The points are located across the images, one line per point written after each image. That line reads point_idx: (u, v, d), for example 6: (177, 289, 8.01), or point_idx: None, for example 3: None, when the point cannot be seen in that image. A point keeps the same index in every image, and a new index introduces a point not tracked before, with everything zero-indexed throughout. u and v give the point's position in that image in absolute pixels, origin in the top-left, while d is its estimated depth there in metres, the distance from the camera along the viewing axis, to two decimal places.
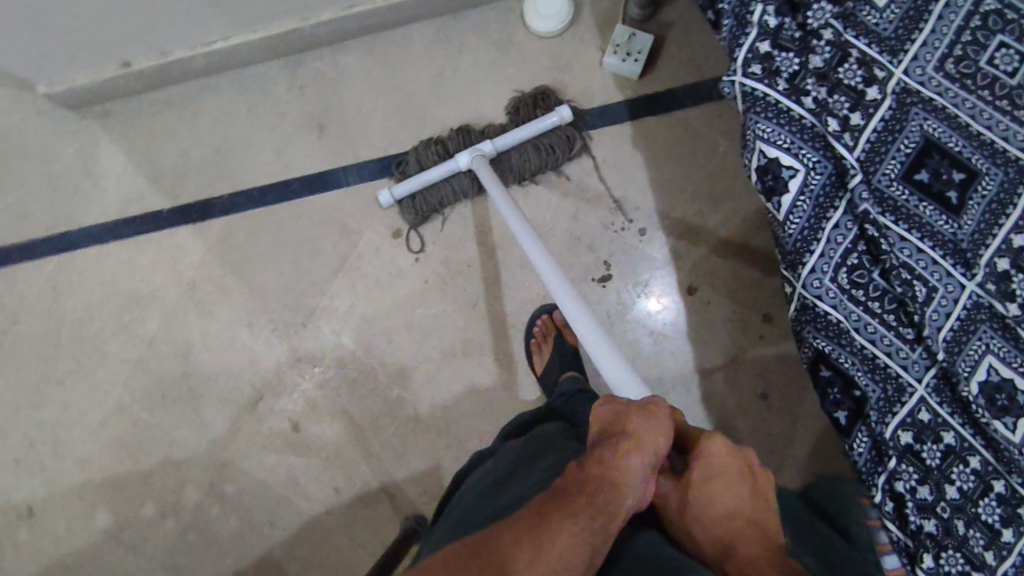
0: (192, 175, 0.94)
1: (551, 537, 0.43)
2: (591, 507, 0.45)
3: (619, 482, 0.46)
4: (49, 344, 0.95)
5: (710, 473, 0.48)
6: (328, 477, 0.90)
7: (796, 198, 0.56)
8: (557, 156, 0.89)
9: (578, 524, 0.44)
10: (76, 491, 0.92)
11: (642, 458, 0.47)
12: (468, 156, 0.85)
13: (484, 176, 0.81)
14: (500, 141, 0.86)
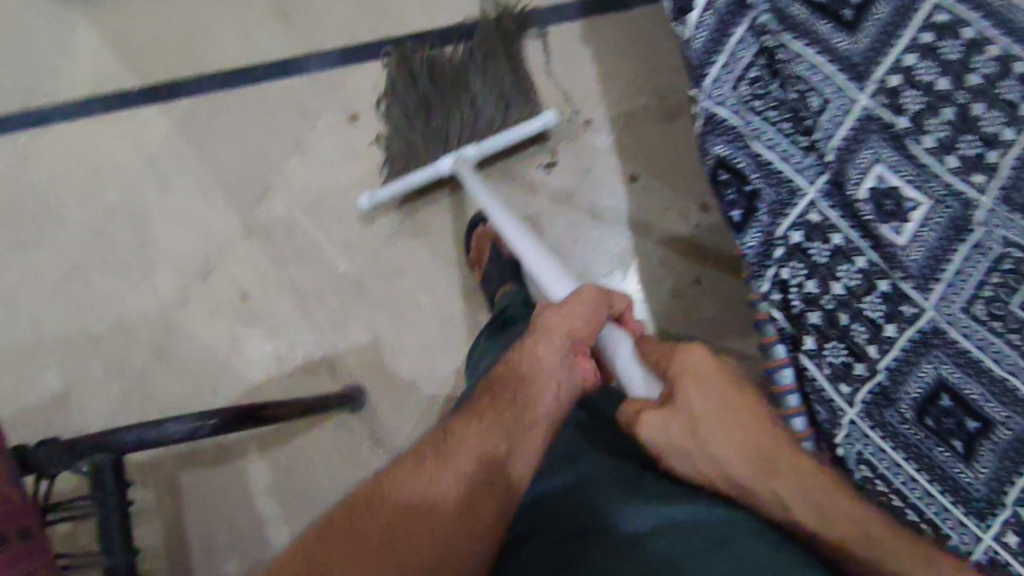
0: (162, 57, 0.99)
1: (481, 434, 0.55)
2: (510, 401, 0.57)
3: (542, 374, 0.58)
4: (10, 211, 0.98)
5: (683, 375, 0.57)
6: (272, 345, 0.93)
7: (702, 14, 0.60)
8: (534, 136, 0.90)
9: (506, 422, 0.56)
10: (28, 350, 0.95)
11: (550, 342, 0.59)
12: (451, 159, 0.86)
13: (472, 181, 0.83)
14: (484, 143, 0.86)
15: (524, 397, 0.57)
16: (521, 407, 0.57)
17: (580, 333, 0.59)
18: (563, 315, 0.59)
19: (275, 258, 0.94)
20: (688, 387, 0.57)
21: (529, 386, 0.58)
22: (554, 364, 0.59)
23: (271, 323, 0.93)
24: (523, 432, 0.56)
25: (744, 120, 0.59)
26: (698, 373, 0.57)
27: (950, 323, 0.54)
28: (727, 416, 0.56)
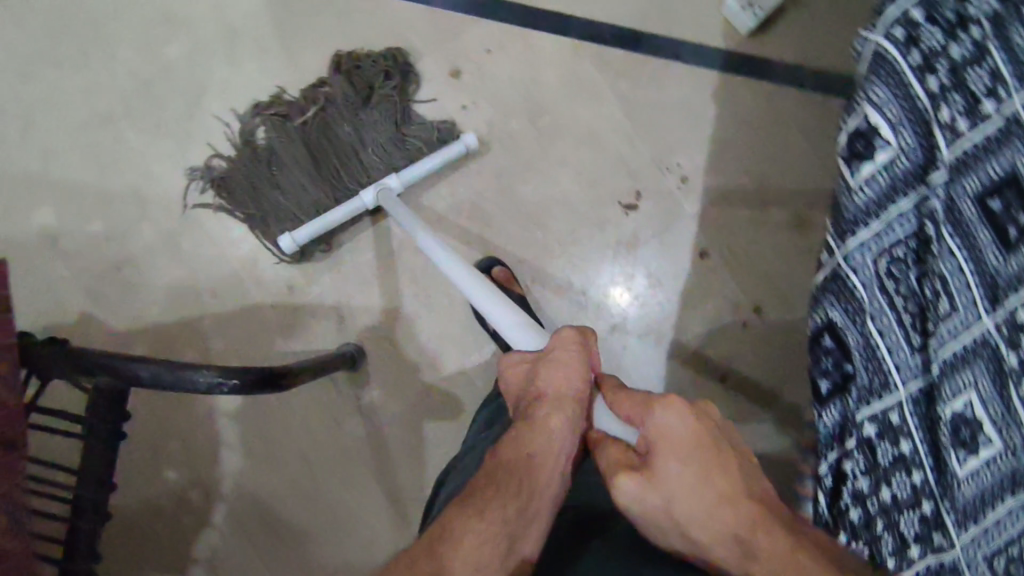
0: None
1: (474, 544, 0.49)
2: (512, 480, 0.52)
3: (554, 448, 0.52)
4: (60, 21, 0.89)
5: (668, 441, 0.50)
6: (286, 275, 0.88)
7: (877, 170, 0.55)
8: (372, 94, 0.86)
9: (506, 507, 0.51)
10: (32, 178, 0.88)
11: (560, 416, 0.53)
12: (374, 190, 0.81)
13: (395, 206, 0.77)
14: (406, 172, 0.83)
15: (522, 471, 0.52)
16: (519, 482, 0.52)
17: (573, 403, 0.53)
18: (545, 374, 0.54)
19: None
20: (674, 452, 0.50)
21: (526, 459, 0.52)
22: (553, 441, 0.52)
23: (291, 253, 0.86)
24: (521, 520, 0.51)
25: (872, 296, 0.57)
26: (677, 436, 0.50)
27: (969, 564, 0.54)
28: (705, 486, 0.50)
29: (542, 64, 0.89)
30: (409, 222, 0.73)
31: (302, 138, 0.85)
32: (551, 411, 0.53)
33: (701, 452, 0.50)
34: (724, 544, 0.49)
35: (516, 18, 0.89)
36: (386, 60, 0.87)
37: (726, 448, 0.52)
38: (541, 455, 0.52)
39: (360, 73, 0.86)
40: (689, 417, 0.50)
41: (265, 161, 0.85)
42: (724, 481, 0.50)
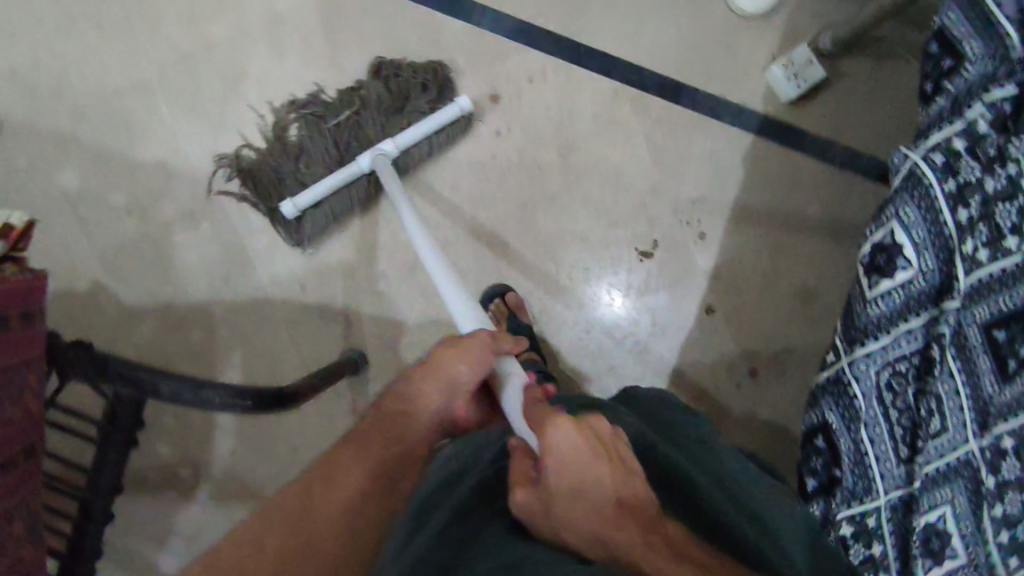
0: None
1: (347, 470, 0.54)
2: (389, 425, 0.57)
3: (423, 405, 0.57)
4: None
5: (549, 449, 0.42)
6: (300, 272, 0.89)
7: (893, 287, 0.57)
8: (410, 105, 0.84)
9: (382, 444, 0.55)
10: (56, 139, 0.88)
11: (437, 385, 0.56)
12: (370, 155, 0.80)
13: (387, 177, 0.77)
14: (403, 136, 0.81)
15: (399, 418, 0.57)
16: (393, 424, 0.57)
17: (466, 381, 0.55)
18: (449, 356, 0.55)
19: None
20: (565, 459, 0.42)
21: (406, 408, 0.57)
22: (431, 400, 0.57)
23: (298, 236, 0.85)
24: (391, 458, 0.55)
25: (868, 405, 0.60)
26: (565, 446, 0.42)
27: None
28: (586, 480, 0.42)
29: (583, 99, 0.90)
30: (398, 194, 0.74)
31: (335, 142, 0.83)
32: (436, 383, 0.56)
33: (591, 447, 0.43)
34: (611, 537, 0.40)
35: (563, 50, 0.89)
36: (426, 72, 0.85)
37: (620, 457, 0.44)
38: (418, 413, 0.57)
39: (398, 82, 0.84)
40: (574, 427, 0.43)
41: (293, 160, 0.83)
42: (609, 476, 0.42)
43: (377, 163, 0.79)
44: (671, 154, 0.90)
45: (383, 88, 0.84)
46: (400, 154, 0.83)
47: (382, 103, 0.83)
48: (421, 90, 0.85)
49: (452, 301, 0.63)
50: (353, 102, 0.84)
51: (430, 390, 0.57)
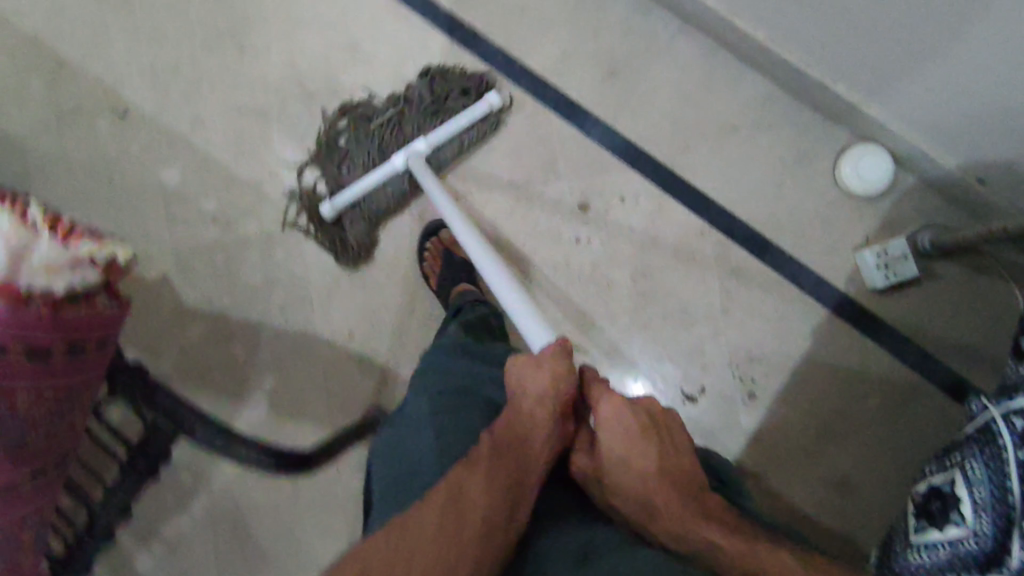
0: (487, 8, 0.92)
1: (473, 502, 0.49)
2: (508, 460, 0.52)
3: (531, 435, 0.54)
4: (258, 12, 0.94)
5: (613, 426, 0.55)
6: (352, 319, 0.91)
7: (940, 540, 0.56)
8: (446, 105, 0.89)
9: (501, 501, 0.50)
10: (172, 136, 0.94)
11: (543, 407, 0.55)
12: (404, 155, 0.85)
13: (426, 181, 0.81)
14: (434, 134, 0.85)
15: (512, 460, 0.53)
16: (509, 454, 0.53)
17: (555, 394, 0.55)
18: (531, 379, 0.56)
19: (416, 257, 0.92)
20: (619, 437, 0.55)
21: (517, 445, 0.53)
22: (541, 420, 0.55)
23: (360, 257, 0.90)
24: (513, 496, 0.50)
25: None
26: (612, 422, 0.55)
27: None
28: (641, 454, 0.54)
29: (666, 230, 0.90)
30: (445, 206, 0.77)
31: (380, 146, 0.88)
32: (535, 404, 0.55)
33: (648, 428, 0.55)
34: (666, 495, 0.52)
35: (660, 179, 0.90)
36: (467, 80, 0.90)
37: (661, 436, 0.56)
38: (528, 444, 0.54)
39: (439, 85, 0.89)
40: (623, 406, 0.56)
41: (338, 164, 0.90)
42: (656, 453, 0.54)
43: (411, 162, 0.84)
44: (740, 307, 0.89)
45: (420, 86, 0.90)
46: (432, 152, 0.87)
47: (421, 103, 0.89)
48: (460, 93, 0.89)
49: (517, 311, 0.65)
50: (398, 105, 0.90)
51: (531, 406, 0.55)
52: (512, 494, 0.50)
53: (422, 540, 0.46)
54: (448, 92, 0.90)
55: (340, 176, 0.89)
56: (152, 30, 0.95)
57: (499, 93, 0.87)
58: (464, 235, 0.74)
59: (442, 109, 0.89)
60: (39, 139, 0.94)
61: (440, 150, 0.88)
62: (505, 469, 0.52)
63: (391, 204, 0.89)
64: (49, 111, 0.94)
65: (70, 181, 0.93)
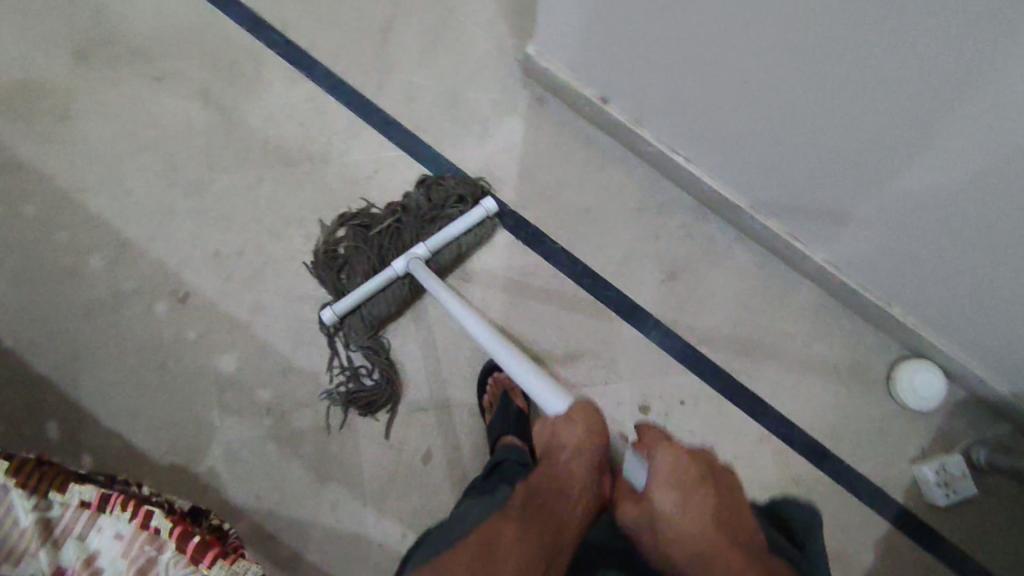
0: (553, 206, 0.96)
1: (508, 547, 0.51)
2: (542, 512, 0.55)
3: (564, 489, 0.57)
4: (327, 202, 0.96)
5: (664, 480, 0.51)
6: (407, 520, 0.89)
7: None
8: (444, 210, 0.93)
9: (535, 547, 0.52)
10: (232, 321, 0.93)
11: (575, 459, 0.58)
12: (403, 260, 0.87)
13: (429, 281, 0.83)
14: (432, 239, 0.88)
15: (547, 507, 0.56)
16: (542, 506, 0.56)
17: (587, 446, 0.58)
18: (561, 433, 0.59)
19: (476, 452, 0.91)
20: (669, 489, 0.50)
21: (551, 495, 0.57)
22: (577, 482, 0.58)
23: (389, 403, 0.91)
24: (548, 543, 0.53)
25: None
26: (664, 473, 0.51)
27: None
28: (693, 509, 0.49)
29: (727, 436, 0.90)
30: (448, 297, 0.80)
31: (379, 253, 0.91)
32: (568, 458, 0.58)
33: (699, 478, 0.51)
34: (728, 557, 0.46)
35: (720, 383, 0.92)
36: (462, 187, 0.94)
37: (714, 489, 0.50)
38: (562, 498, 0.57)
39: (436, 194, 0.94)
40: (670, 458, 0.51)
41: (338, 273, 0.92)
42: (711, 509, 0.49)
43: (411, 265, 0.86)
44: None
45: (417, 193, 0.94)
46: (432, 256, 0.89)
47: (419, 210, 0.93)
48: (456, 201, 0.94)
49: (534, 386, 0.65)
50: (396, 215, 0.94)
51: (570, 466, 0.58)
52: (546, 553, 0.52)
53: None
54: (445, 198, 0.94)
55: (341, 283, 0.91)
56: (218, 214, 0.96)
57: (492, 196, 0.92)
58: (471, 323, 0.76)
59: (440, 213, 0.93)
60: (92, 319, 0.92)
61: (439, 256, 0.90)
62: (537, 516, 0.55)
63: (392, 309, 0.90)
64: (106, 291, 0.93)
65: (120, 363, 0.91)
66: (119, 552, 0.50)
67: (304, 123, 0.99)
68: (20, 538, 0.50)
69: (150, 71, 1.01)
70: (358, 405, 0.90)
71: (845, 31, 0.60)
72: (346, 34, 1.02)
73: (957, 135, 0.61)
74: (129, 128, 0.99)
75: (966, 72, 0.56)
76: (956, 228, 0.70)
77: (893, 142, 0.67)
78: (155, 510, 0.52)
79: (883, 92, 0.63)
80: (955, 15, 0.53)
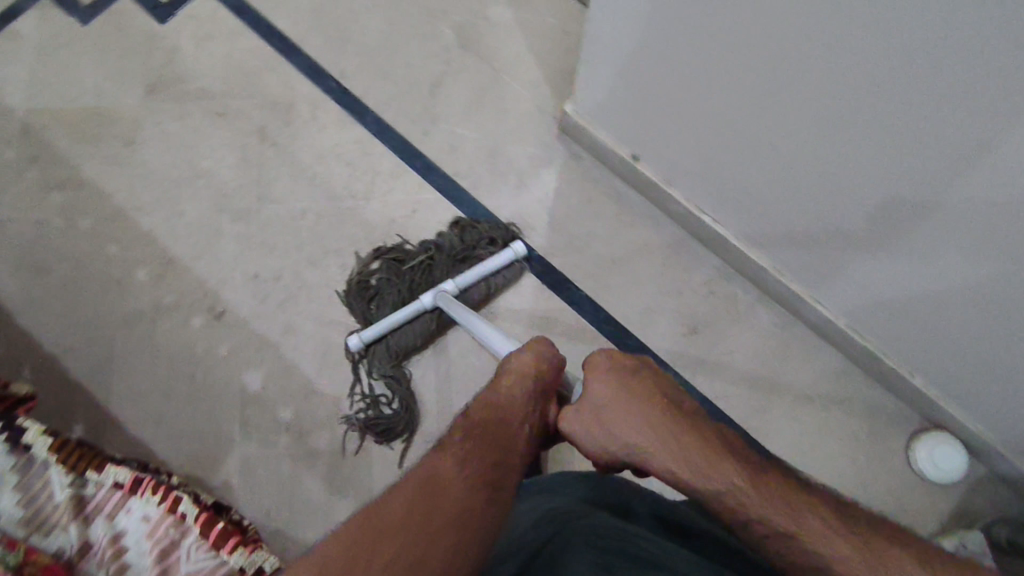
0: (579, 254, 1.00)
1: (450, 482, 0.51)
2: (490, 436, 0.57)
3: (512, 415, 0.59)
4: (365, 234, 1.01)
5: (598, 375, 0.60)
6: None
7: None
8: (475, 252, 0.97)
9: (476, 478, 0.52)
10: (262, 341, 0.96)
11: (523, 386, 0.61)
12: (433, 294, 0.91)
13: (459, 313, 0.86)
14: (462, 277, 0.92)
15: (494, 433, 0.57)
16: (491, 432, 0.57)
17: (533, 370, 0.61)
18: (511, 365, 0.62)
19: None
20: (604, 381, 0.59)
21: (498, 422, 0.58)
22: (519, 404, 0.59)
23: (405, 433, 0.93)
24: (494, 471, 0.53)
25: None
26: (599, 368, 0.60)
27: None
28: (628, 395, 0.58)
29: None
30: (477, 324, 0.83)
31: (409, 287, 0.95)
32: (515, 382, 0.61)
33: (629, 373, 0.60)
34: (663, 427, 0.56)
35: (734, 439, 0.92)
36: (495, 231, 0.98)
37: (643, 380, 0.60)
38: (508, 423, 0.58)
39: (468, 234, 0.98)
40: (606, 359, 0.61)
41: (368, 302, 0.96)
42: (643, 394, 0.58)
43: (439, 299, 0.90)
44: None
45: (449, 233, 0.99)
46: (460, 293, 0.93)
47: (450, 249, 0.97)
48: (487, 243, 0.98)
49: None
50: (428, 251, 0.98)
51: (512, 392, 0.60)
52: (489, 474, 0.53)
53: (393, 519, 0.47)
54: (476, 241, 0.98)
55: (371, 312, 0.95)
56: (260, 239, 1.01)
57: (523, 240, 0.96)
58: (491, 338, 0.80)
59: (471, 254, 0.97)
60: (130, 328, 0.96)
61: (467, 292, 0.94)
62: (484, 442, 0.56)
63: (416, 341, 0.93)
64: (146, 302, 0.98)
65: (151, 372, 0.94)
66: (145, 532, 0.53)
67: (350, 162, 1.05)
68: (53, 514, 0.53)
69: (215, 107, 1.09)
70: (376, 432, 0.92)
71: (867, 105, 0.64)
72: (398, 85, 1.10)
73: (972, 203, 0.64)
74: (188, 157, 1.06)
75: (981, 150, 0.59)
76: (973, 298, 0.72)
77: (913, 211, 0.70)
78: (183, 496, 0.55)
79: (904, 164, 0.66)
80: (971, 95, 0.56)
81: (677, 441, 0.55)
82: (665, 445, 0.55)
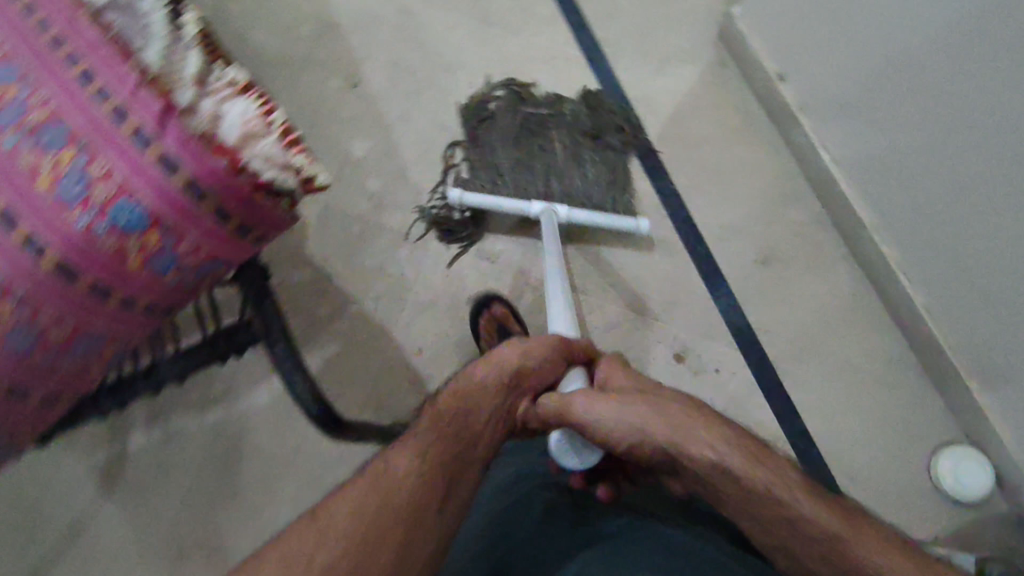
0: (687, 152, 1.00)
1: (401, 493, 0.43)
2: (453, 430, 0.49)
3: (485, 404, 0.52)
4: (501, 64, 1.07)
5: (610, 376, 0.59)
6: (431, 337, 0.97)
7: None
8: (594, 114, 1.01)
9: (432, 478, 0.45)
10: (378, 118, 1.06)
11: (495, 373, 0.55)
12: (543, 206, 0.91)
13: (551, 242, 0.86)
14: (576, 212, 0.91)
15: (460, 433, 0.49)
16: (456, 426, 0.49)
17: (526, 358, 0.57)
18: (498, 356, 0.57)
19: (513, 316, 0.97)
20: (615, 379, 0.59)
21: (462, 418, 0.51)
22: (492, 392, 0.53)
23: (463, 240, 1.00)
24: (447, 479, 0.46)
25: None
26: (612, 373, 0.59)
27: None
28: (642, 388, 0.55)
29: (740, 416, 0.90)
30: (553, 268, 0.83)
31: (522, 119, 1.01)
32: (495, 367, 0.55)
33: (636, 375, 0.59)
34: (685, 414, 0.52)
35: (757, 370, 0.92)
36: (617, 109, 1.02)
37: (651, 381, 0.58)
38: (479, 410, 0.52)
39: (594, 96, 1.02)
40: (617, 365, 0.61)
41: (482, 119, 1.02)
42: (655, 388, 0.56)
43: (546, 215, 0.90)
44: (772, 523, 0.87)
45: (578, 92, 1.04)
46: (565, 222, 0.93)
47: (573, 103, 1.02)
48: (609, 113, 1.01)
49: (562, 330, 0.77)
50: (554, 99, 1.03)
51: (484, 382, 0.54)
52: (448, 468, 0.46)
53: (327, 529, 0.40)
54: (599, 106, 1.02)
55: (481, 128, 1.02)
56: (412, 35, 1.10)
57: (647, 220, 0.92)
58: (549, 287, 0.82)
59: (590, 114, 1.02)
60: (280, 66, 1.09)
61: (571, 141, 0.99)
62: (443, 447, 0.47)
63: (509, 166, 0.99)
64: (301, 51, 1.09)
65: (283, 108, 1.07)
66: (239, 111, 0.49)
67: None
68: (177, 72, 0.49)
69: None
70: (441, 228, 0.99)
71: None
72: None
73: None
74: None
75: None
76: None
77: None
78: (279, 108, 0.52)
79: None
80: None
81: (697, 422, 0.51)
82: (688, 424, 0.51)
